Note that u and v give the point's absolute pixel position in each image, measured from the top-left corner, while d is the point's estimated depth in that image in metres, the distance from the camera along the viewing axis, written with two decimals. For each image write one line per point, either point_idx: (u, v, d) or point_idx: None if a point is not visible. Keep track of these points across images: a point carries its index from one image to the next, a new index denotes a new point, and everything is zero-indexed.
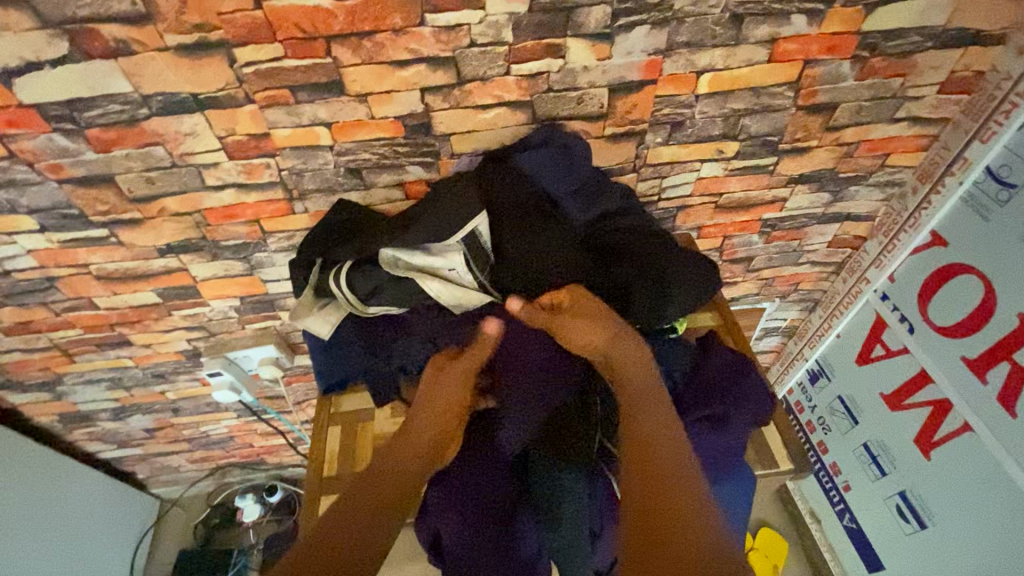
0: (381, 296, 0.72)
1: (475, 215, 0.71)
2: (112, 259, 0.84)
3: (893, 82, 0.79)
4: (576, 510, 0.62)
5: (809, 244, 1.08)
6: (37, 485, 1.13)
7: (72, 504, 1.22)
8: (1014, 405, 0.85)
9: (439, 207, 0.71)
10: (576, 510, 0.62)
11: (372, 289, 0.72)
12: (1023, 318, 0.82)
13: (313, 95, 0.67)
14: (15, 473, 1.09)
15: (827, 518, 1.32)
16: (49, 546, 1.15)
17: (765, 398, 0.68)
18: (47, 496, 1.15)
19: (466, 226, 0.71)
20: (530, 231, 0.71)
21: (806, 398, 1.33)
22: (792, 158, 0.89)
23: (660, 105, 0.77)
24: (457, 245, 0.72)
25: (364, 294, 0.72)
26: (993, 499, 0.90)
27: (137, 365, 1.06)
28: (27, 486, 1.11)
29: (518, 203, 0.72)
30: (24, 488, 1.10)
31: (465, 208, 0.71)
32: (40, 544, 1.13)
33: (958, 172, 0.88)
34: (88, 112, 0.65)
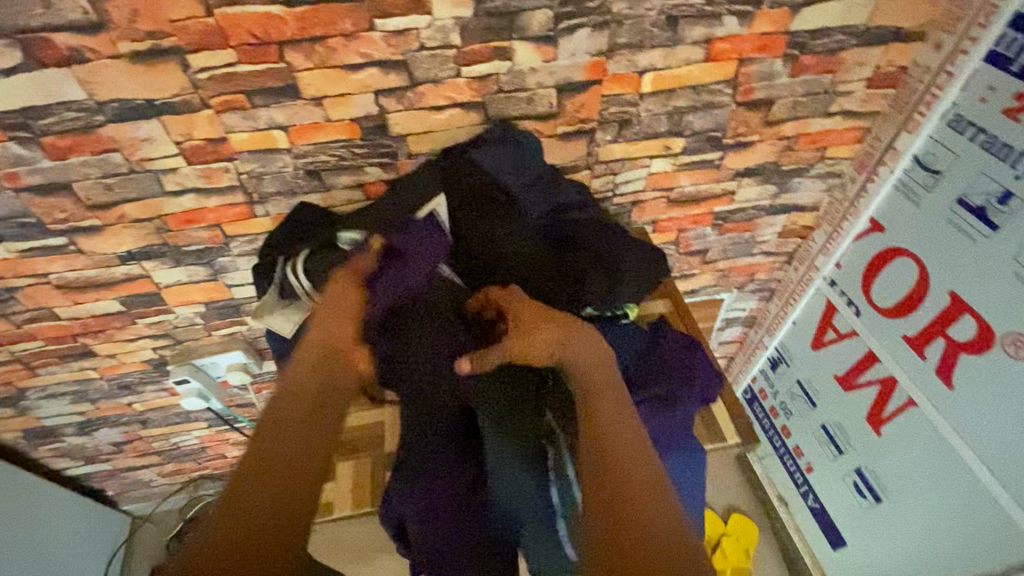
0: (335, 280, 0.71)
1: (431, 200, 0.74)
2: (72, 268, 0.84)
3: (823, 78, 0.85)
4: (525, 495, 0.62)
5: (760, 235, 1.13)
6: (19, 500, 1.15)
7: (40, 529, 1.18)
8: (950, 377, 0.90)
9: (400, 197, 0.75)
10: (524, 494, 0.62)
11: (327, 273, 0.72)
12: (953, 295, 0.88)
13: (269, 99, 0.69)
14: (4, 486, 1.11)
15: (792, 499, 1.37)
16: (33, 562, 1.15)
17: (712, 376, 0.72)
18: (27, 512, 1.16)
19: (429, 201, 0.74)
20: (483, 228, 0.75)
21: (768, 384, 1.38)
22: (736, 152, 0.94)
23: (607, 104, 0.81)
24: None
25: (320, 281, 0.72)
26: (940, 469, 0.95)
27: (102, 377, 1.06)
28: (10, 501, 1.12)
29: (471, 195, 0.76)
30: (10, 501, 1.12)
31: (424, 194, 0.75)
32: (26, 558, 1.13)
33: (890, 162, 0.94)
34: (42, 120, 0.66)
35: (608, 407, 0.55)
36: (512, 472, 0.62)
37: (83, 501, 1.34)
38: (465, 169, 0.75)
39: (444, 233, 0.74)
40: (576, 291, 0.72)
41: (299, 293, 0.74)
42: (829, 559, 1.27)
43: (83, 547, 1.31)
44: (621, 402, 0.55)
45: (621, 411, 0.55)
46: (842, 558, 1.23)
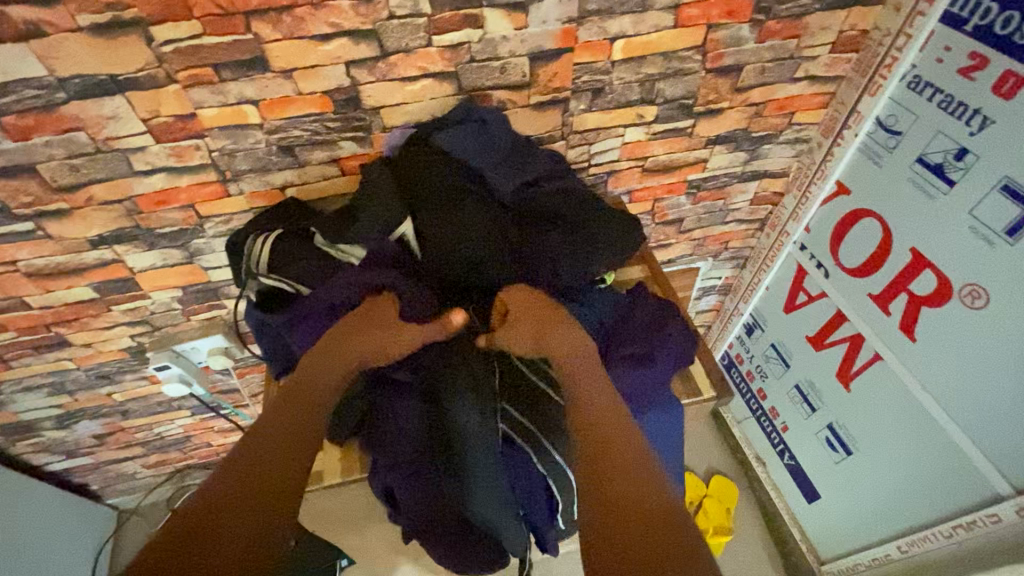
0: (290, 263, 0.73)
1: (401, 222, 0.71)
2: (42, 254, 0.82)
3: (789, 43, 0.86)
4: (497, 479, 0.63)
5: (733, 202, 1.16)
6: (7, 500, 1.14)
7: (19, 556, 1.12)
8: (913, 330, 0.94)
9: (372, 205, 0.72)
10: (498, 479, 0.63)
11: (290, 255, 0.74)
12: (914, 251, 0.91)
13: (238, 73, 0.68)
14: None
15: (769, 458, 1.42)
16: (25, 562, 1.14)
17: (688, 335, 0.74)
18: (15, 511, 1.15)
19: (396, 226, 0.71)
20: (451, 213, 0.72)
21: (744, 349, 1.42)
22: (708, 119, 0.95)
23: (580, 72, 0.81)
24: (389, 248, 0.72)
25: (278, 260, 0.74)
26: (904, 417, 0.99)
27: (78, 367, 1.04)
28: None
29: (435, 185, 0.74)
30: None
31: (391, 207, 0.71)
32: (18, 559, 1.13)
33: (854, 125, 0.96)
34: (1, 98, 0.64)
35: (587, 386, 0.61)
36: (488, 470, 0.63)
37: (69, 502, 1.32)
38: (429, 153, 0.75)
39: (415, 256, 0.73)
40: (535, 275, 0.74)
41: (284, 291, 0.74)
42: (803, 511, 1.34)
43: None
44: (599, 372, 0.63)
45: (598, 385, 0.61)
46: (816, 509, 1.30)
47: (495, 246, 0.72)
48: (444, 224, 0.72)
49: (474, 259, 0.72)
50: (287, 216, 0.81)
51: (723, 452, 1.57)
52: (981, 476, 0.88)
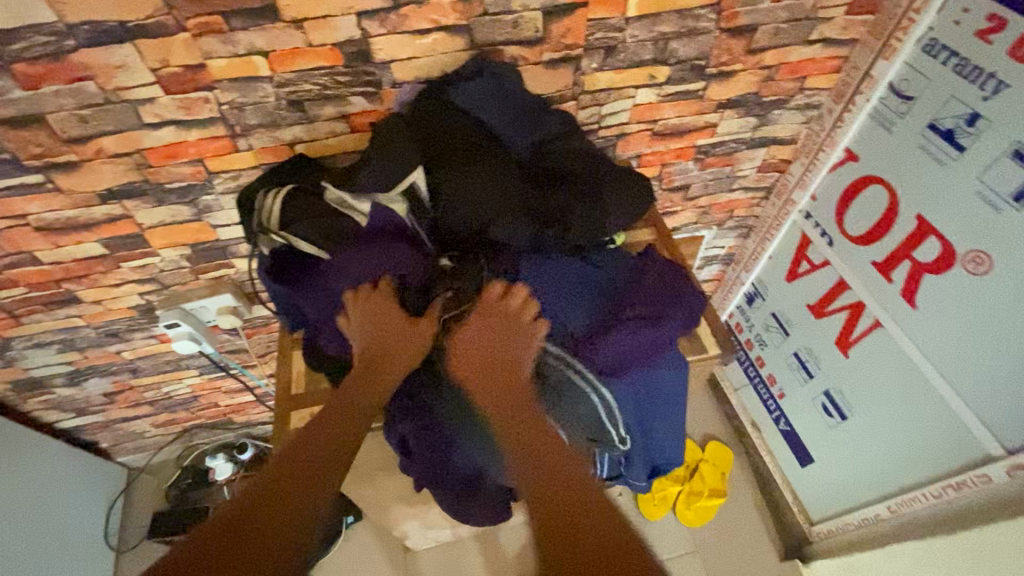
0: (303, 224, 0.71)
1: (412, 169, 0.71)
2: (51, 208, 0.82)
3: (806, 3, 0.85)
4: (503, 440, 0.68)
5: (740, 169, 1.16)
6: (13, 459, 1.15)
7: (25, 514, 1.14)
8: (914, 297, 0.96)
9: (382, 157, 0.70)
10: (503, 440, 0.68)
11: (302, 216, 0.72)
12: (919, 218, 0.92)
13: (248, 22, 0.67)
14: None
15: (764, 424, 1.46)
16: (31, 519, 1.16)
17: (697, 297, 0.75)
18: (21, 471, 1.16)
19: (408, 175, 0.71)
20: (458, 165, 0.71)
21: (744, 318, 1.44)
22: (719, 82, 0.95)
23: (593, 29, 0.80)
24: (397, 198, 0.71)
25: (291, 220, 0.72)
26: (898, 379, 1.02)
27: (88, 325, 1.05)
28: (3, 458, 1.12)
29: (450, 136, 0.74)
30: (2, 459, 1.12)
31: (404, 158, 0.70)
32: (25, 514, 1.15)
33: (866, 90, 0.96)
34: (11, 45, 0.63)
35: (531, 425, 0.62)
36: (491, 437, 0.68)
37: (78, 459, 1.34)
38: (446, 109, 0.75)
39: (427, 205, 0.73)
40: (546, 231, 0.72)
41: (298, 250, 0.72)
42: (796, 474, 1.38)
43: (68, 560, 1.25)
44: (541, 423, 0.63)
45: (538, 415, 0.63)
46: (809, 473, 1.34)
47: (508, 198, 0.71)
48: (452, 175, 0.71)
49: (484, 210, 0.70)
50: (309, 175, 0.80)
51: (719, 418, 1.61)
52: (973, 438, 0.91)
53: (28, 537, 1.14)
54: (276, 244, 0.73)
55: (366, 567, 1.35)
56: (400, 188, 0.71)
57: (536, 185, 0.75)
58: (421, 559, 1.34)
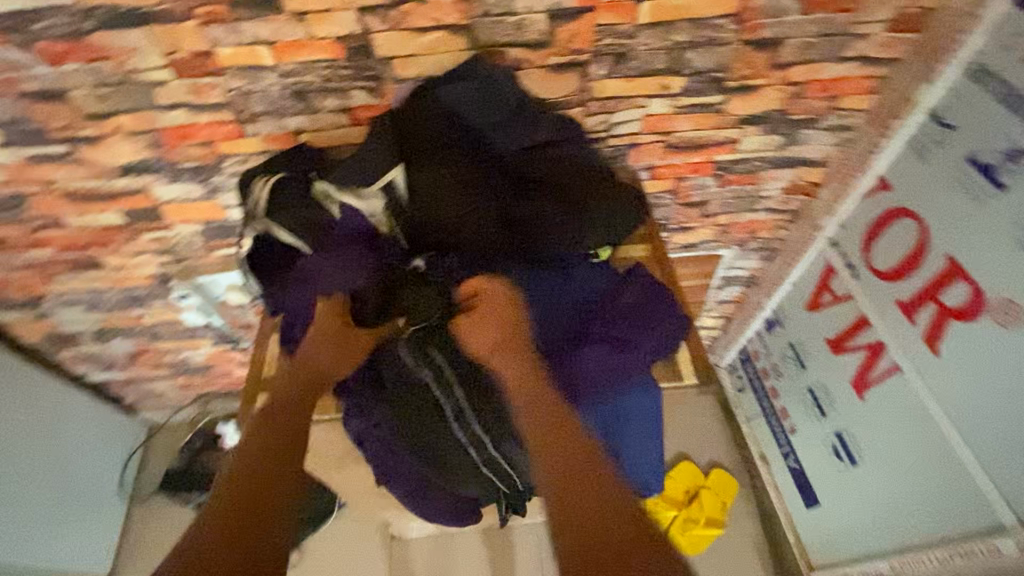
0: (285, 214, 0.74)
1: (390, 169, 0.72)
2: (76, 177, 0.88)
3: (838, 18, 0.79)
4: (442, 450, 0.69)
5: (763, 189, 1.09)
6: (39, 406, 1.24)
7: (46, 454, 1.24)
8: (938, 344, 0.88)
9: (357, 158, 0.72)
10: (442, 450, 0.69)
11: (285, 206, 0.74)
12: (950, 259, 0.84)
13: (252, 12, 0.69)
14: (25, 389, 1.21)
15: (773, 458, 1.38)
16: (49, 462, 1.25)
17: (674, 323, 0.72)
18: (46, 416, 1.25)
19: (383, 175, 0.72)
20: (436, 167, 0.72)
21: (762, 345, 1.37)
22: (741, 96, 0.89)
23: (601, 35, 0.77)
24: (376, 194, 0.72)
25: (275, 208, 0.74)
26: (913, 431, 0.95)
27: (112, 288, 1.12)
28: (31, 403, 1.22)
29: (433, 134, 0.73)
30: (29, 404, 1.21)
31: (381, 157, 0.72)
32: (44, 457, 1.24)
33: (904, 114, 0.88)
34: (35, 24, 0.67)
35: (539, 395, 0.61)
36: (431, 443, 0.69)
37: (103, 410, 1.44)
38: (430, 106, 0.74)
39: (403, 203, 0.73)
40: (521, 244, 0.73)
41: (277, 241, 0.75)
42: (801, 517, 1.30)
43: (81, 501, 1.35)
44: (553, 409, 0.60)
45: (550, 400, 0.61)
46: (814, 517, 1.26)
47: (484, 209, 0.72)
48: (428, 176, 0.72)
49: (460, 218, 0.71)
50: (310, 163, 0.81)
51: (727, 446, 1.53)
52: (983, 503, 0.83)
53: (44, 476, 1.24)
54: (257, 234, 0.76)
55: (354, 548, 1.39)
56: (377, 185, 0.72)
57: (518, 194, 0.75)
58: (407, 547, 1.37)
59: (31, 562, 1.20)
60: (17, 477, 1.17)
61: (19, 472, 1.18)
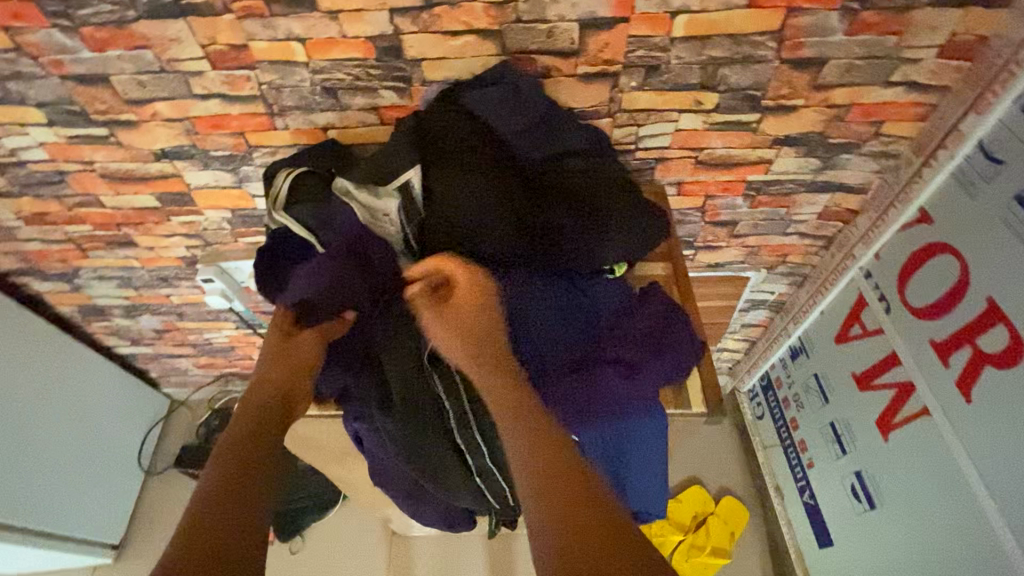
0: (301, 205, 0.74)
1: (407, 170, 0.72)
2: (114, 159, 0.91)
3: (887, 40, 0.75)
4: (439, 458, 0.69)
5: (796, 213, 1.05)
6: (64, 375, 1.29)
7: (65, 416, 1.29)
8: (970, 390, 0.83)
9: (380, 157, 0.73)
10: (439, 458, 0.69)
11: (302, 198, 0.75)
12: (990, 302, 0.79)
13: (286, 9, 0.70)
14: (50, 357, 1.26)
15: (788, 492, 1.33)
16: (68, 429, 1.30)
17: (686, 348, 0.70)
18: (69, 385, 1.30)
19: (400, 175, 0.71)
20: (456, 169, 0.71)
21: (785, 373, 1.33)
22: (777, 116, 0.86)
23: (634, 46, 0.76)
24: (392, 194, 0.72)
25: (292, 199, 0.75)
26: (939, 480, 0.89)
27: (143, 267, 1.16)
28: (55, 371, 1.27)
29: (455, 135, 0.72)
30: (53, 372, 1.26)
31: (402, 158, 0.72)
32: (62, 425, 1.29)
33: (951, 145, 0.83)
34: (82, 11, 0.70)
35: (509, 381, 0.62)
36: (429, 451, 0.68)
37: (127, 383, 1.50)
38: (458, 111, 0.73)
39: (418, 206, 0.72)
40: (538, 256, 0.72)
41: (293, 233, 0.76)
42: (813, 555, 1.25)
43: (100, 463, 1.40)
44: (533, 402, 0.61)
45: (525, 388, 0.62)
46: (826, 557, 1.20)
47: (499, 217, 0.70)
48: (446, 179, 0.71)
49: (476, 227, 0.70)
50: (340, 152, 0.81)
51: (741, 474, 1.49)
52: (999, 557, 0.79)
53: (63, 437, 1.29)
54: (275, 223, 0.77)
55: (356, 539, 1.40)
56: (395, 185, 0.72)
57: (535, 202, 0.73)
58: (408, 544, 1.37)
59: (45, 515, 1.25)
60: (35, 436, 1.22)
61: (36, 429, 1.22)
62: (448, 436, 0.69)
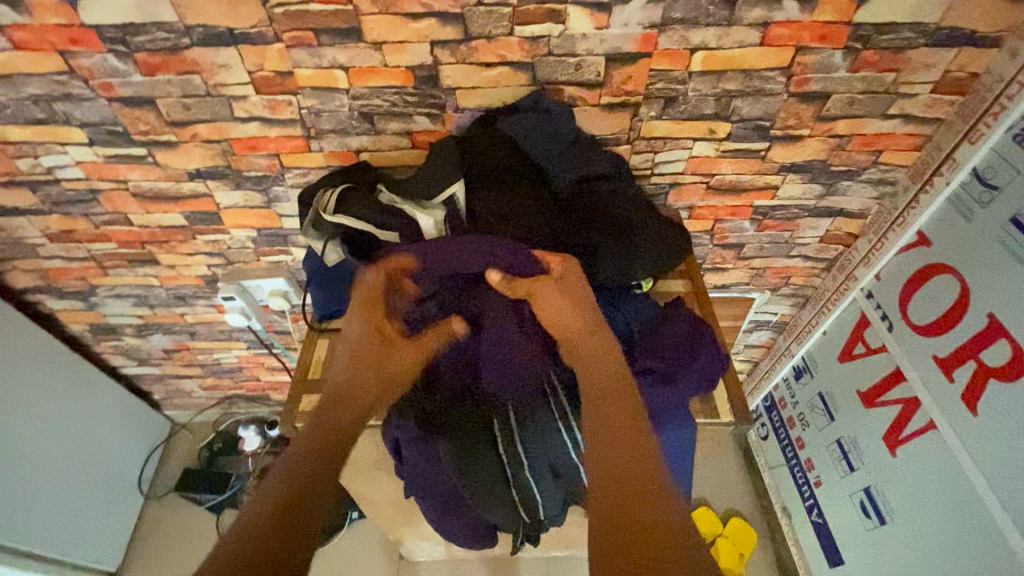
0: (351, 204, 0.77)
1: (453, 181, 0.76)
2: (149, 178, 0.94)
3: (886, 77, 0.81)
4: (481, 468, 0.70)
5: (800, 236, 1.11)
6: (70, 394, 1.28)
7: (68, 434, 1.27)
8: (976, 403, 0.87)
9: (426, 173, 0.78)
10: (481, 469, 0.70)
11: (352, 198, 0.78)
12: (991, 318, 0.84)
13: (334, 40, 0.75)
14: (60, 375, 1.25)
15: (795, 511, 1.35)
16: (72, 451, 1.28)
17: (715, 356, 0.73)
18: (74, 405, 1.29)
19: (447, 187, 0.76)
20: (496, 188, 0.75)
21: (789, 393, 1.36)
22: (784, 145, 0.92)
23: (655, 79, 0.81)
24: (435, 207, 0.76)
25: (342, 201, 0.78)
26: (950, 491, 0.92)
27: (161, 285, 1.17)
28: (63, 390, 1.26)
29: (493, 156, 0.77)
30: (61, 391, 1.25)
31: (445, 174, 0.76)
32: (65, 448, 1.26)
33: (946, 172, 0.90)
34: (138, 37, 0.74)
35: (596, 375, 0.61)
36: (472, 461, 0.70)
37: (131, 404, 1.48)
38: (495, 136, 0.79)
39: (461, 215, 0.76)
40: None
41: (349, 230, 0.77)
42: None
43: (100, 485, 1.37)
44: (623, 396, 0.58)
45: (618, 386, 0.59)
46: None
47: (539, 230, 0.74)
48: (488, 195, 0.75)
49: None
50: (353, 173, 0.87)
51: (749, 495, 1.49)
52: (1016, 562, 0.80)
53: (66, 457, 1.26)
54: (328, 226, 0.78)
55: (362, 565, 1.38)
56: (441, 198, 0.76)
57: (570, 220, 0.77)
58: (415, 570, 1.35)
59: (41, 538, 1.20)
60: (41, 458, 1.20)
61: (39, 448, 1.19)
62: (489, 445, 0.70)
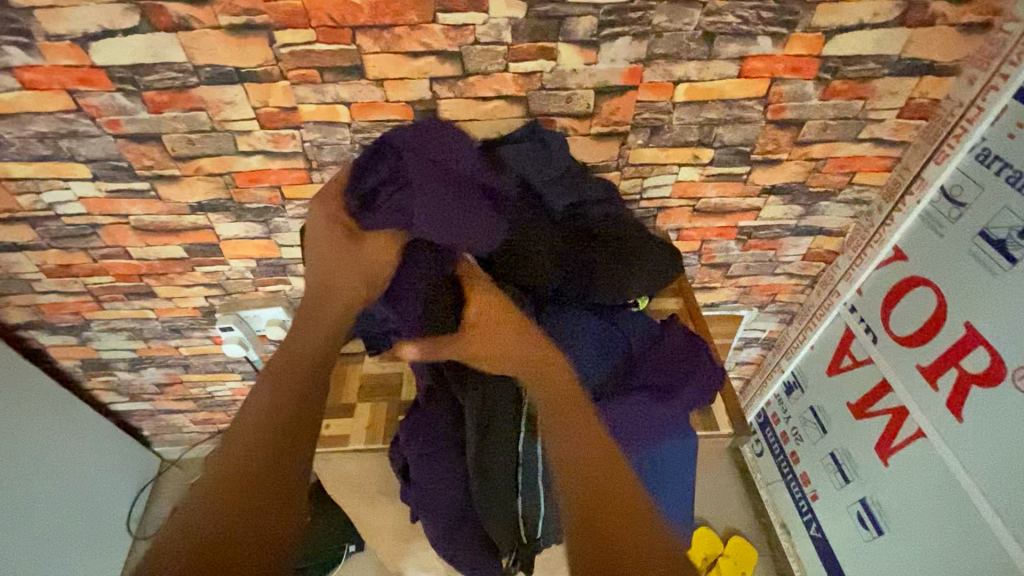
0: None
1: None
2: (150, 212, 0.95)
3: (855, 104, 0.87)
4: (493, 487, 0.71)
5: (783, 255, 1.16)
6: (60, 430, 1.25)
7: (57, 471, 1.23)
8: (960, 409, 0.90)
9: None
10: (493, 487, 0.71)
11: None
12: (968, 327, 0.89)
13: (338, 77, 0.78)
14: (50, 411, 1.23)
15: (794, 527, 1.36)
16: (61, 489, 1.24)
17: (711, 371, 0.76)
18: (63, 442, 1.26)
19: None
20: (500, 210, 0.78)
21: (782, 409, 1.38)
22: (764, 168, 0.97)
23: (641, 109, 0.86)
24: None
25: None
26: (942, 497, 0.95)
27: (157, 318, 1.17)
28: (54, 425, 1.24)
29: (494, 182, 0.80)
30: (52, 425, 1.23)
31: None
32: (54, 486, 1.23)
33: (916, 192, 0.95)
34: (147, 77, 0.76)
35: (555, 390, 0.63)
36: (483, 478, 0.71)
37: (120, 441, 1.45)
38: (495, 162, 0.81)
39: None
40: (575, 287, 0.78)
41: None
42: None
43: (84, 527, 1.32)
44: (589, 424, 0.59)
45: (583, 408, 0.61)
46: None
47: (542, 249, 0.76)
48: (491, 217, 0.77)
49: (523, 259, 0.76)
50: None
51: (748, 515, 1.49)
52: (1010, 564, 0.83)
53: (52, 498, 1.22)
54: None
55: None
56: None
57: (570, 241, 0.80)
58: None
59: None
60: (32, 496, 1.17)
61: (27, 487, 1.16)
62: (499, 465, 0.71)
